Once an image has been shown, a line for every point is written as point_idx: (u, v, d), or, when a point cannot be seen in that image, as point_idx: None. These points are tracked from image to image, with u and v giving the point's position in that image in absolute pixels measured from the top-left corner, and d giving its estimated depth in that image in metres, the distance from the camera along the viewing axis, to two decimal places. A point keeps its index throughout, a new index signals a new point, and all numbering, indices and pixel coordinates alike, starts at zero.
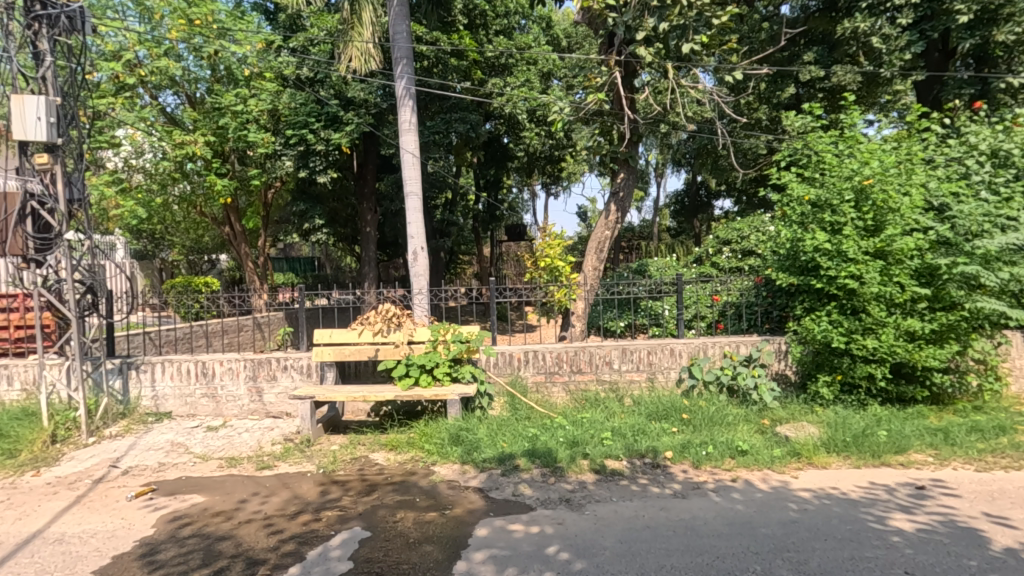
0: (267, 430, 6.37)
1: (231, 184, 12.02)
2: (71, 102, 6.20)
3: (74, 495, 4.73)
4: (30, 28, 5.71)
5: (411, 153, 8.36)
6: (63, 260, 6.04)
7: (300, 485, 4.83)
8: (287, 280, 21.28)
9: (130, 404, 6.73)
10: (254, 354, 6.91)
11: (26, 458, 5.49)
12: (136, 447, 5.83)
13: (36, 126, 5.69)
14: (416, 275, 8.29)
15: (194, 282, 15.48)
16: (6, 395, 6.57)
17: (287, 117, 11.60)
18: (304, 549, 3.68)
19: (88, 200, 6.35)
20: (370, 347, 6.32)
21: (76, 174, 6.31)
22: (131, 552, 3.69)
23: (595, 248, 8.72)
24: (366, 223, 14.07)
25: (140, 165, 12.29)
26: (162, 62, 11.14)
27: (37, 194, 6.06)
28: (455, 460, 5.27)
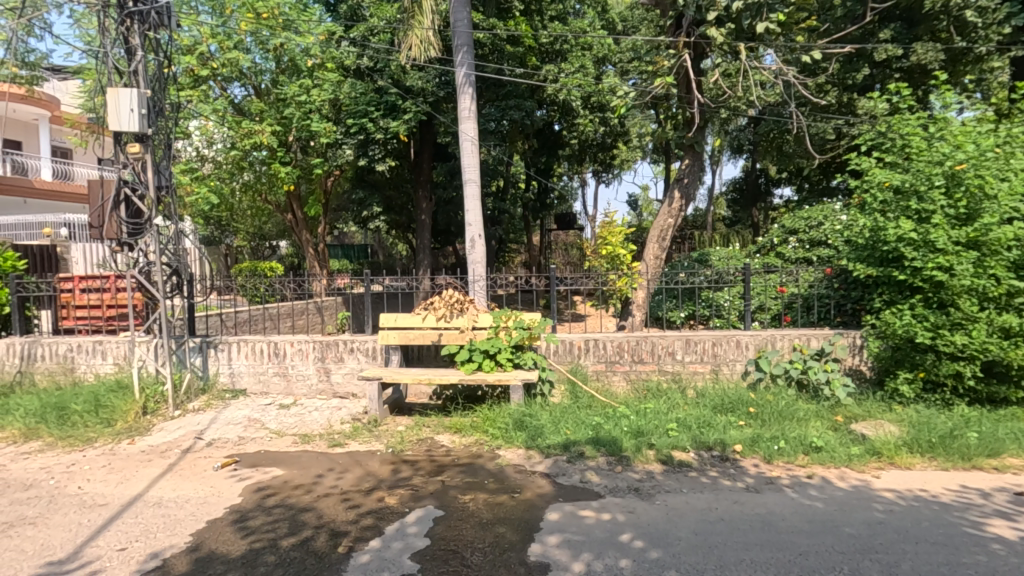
0: (335, 409, 6.61)
1: (295, 173, 12.38)
2: (158, 95, 6.56)
3: (167, 463, 5.07)
4: (123, 24, 6.09)
5: (470, 140, 8.37)
6: (152, 243, 6.48)
7: (371, 463, 5.00)
8: (343, 266, 21.87)
9: (209, 380, 7.08)
10: (323, 336, 7.17)
11: (122, 427, 5.91)
12: (217, 421, 6.17)
13: (129, 117, 6.09)
14: (473, 262, 8.37)
15: (259, 267, 16.14)
16: (101, 368, 7.09)
17: (348, 107, 11.85)
18: (383, 524, 3.82)
19: (174, 187, 6.73)
20: (434, 332, 6.44)
21: (163, 162, 6.71)
22: (224, 518, 3.92)
23: (656, 236, 8.57)
24: (421, 211, 14.24)
25: (212, 155, 12.88)
26: (232, 54, 11.60)
27: (129, 180, 6.43)
28: (520, 445, 5.32)
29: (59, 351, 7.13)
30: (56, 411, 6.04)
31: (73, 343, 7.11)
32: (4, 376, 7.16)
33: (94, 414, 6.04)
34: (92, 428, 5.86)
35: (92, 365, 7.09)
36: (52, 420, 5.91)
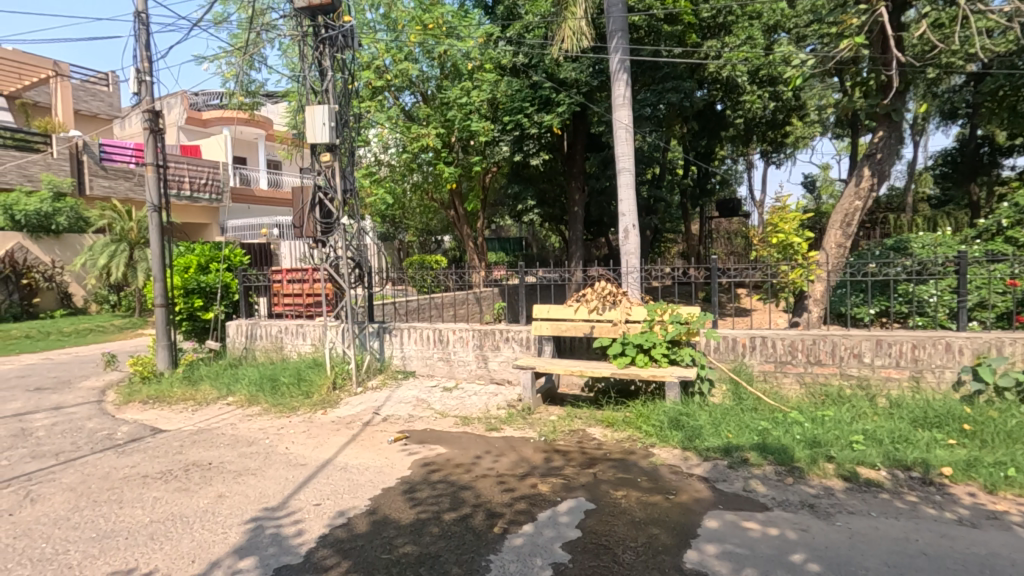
0: (492, 395, 6.94)
1: (457, 171, 13.17)
2: (345, 109, 7.42)
3: (351, 433, 5.77)
4: (318, 50, 7.06)
5: (625, 127, 8.11)
6: (340, 240, 7.38)
7: (525, 449, 5.17)
8: (499, 259, 22.85)
9: (385, 361, 7.89)
10: (481, 325, 7.56)
11: (317, 399, 6.87)
12: (391, 399, 6.87)
13: (322, 129, 6.99)
14: (627, 253, 8.16)
15: (426, 260, 17.55)
16: (302, 347, 8.31)
17: (505, 106, 12.29)
18: (536, 510, 3.92)
19: (357, 190, 7.59)
20: (586, 324, 6.42)
21: (348, 168, 7.60)
22: (396, 487, 4.35)
23: (840, 221, 7.54)
24: (574, 203, 14.29)
25: (387, 159, 14.30)
26: (403, 65, 12.69)
27: (323, 186, 7.42)
28: (675, 445, 5.08)
29: (272, 332, 8.52)
30: (270, 381, 7.22)
31: (283, 325, 8.44)
32: (235, 350, 8.77)
33: (297, 387, 7.11)
34: (296, 398, 6.91)
35: (296, 344, 8.35)
36: (267, 389, 7.07)
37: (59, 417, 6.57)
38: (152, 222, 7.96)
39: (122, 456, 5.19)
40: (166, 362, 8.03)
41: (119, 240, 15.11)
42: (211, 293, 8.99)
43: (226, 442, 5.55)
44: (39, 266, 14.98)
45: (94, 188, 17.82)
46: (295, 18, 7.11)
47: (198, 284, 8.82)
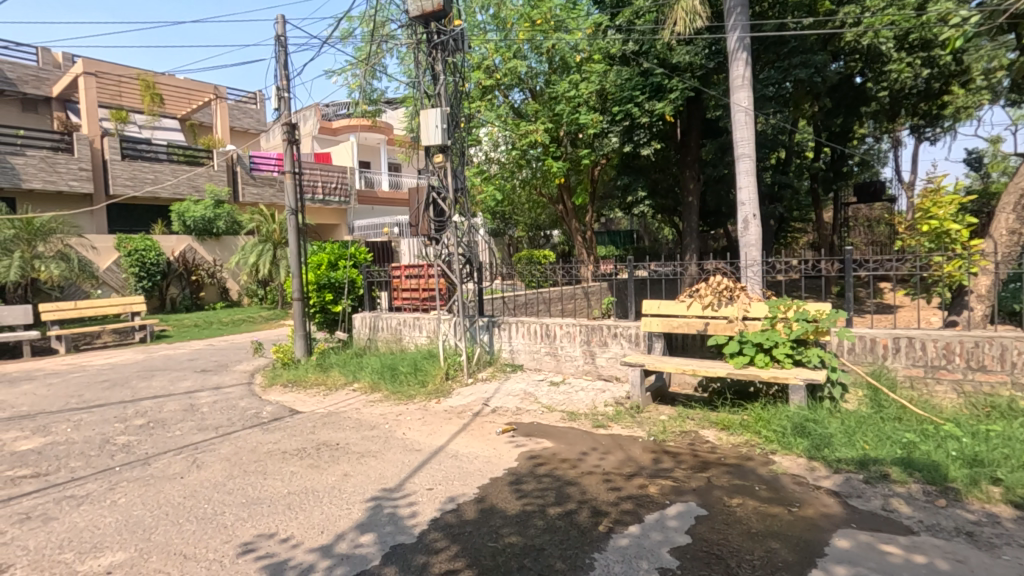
0: (600, 391, 6.86)
1: (566, 165, 13.13)
2: (456, 110, 7.69)
3: (462, 423, 6.01)
4: (431, 55, 7.38)
5: (744, 110, 7.52)
6: (451, 238, 7.68)
7: (633, 448, 5.04)
8: (609, 253, 22.47)
9: (494, 354, 8.10)
10: (588, 320, 7.49)
11: (431, 388, 7.24)
12: (500, 391, 7.04)
13: (434, 132, 7.32)
14: (746, 245, 7.62)
15: (535, 255, 17.71)
16: (419, 339, 8.80)
17: (614, 95, 11.83)
18: (643, 512, 3.81)
19: (468, 189, 7.85)
20: (700, 321, 6.11)
21: (459, 167, 7.88)
22: (503, 478, 4.46)
23: (1015, 203, 6.39)
24: (688, 193, 13.59)
25: (497, 156, 14.63)
26: (512, 63, 12.90)
27: (436, 186, 7.76)
28: (800, 453, 4.67)
29: (392, 324, 9.11)
30: (389, 370, 7.73)
31: (401, 318, 8.99)
32: (360, 340, 9.51)
33: (413, 376, 7.54)
34: (412, 387, 7.34)
35: (413, 336, 8.86)
36: (387, 377, 7.58)
37: (218, 396, 7.57)
38: (291, 225, 8.86)
39: (267, 432, 5.87)
40: (303, 350, 8.93)
41: (266, 240, 17.04)
42: (340, 288, 9.83)
43: (352, 425, 6.04)
44: (204, 264, 17.35)
45: (246, 195, 20.24)
46: (411, 27, 7.48)
47: (328, 279, 9.69)
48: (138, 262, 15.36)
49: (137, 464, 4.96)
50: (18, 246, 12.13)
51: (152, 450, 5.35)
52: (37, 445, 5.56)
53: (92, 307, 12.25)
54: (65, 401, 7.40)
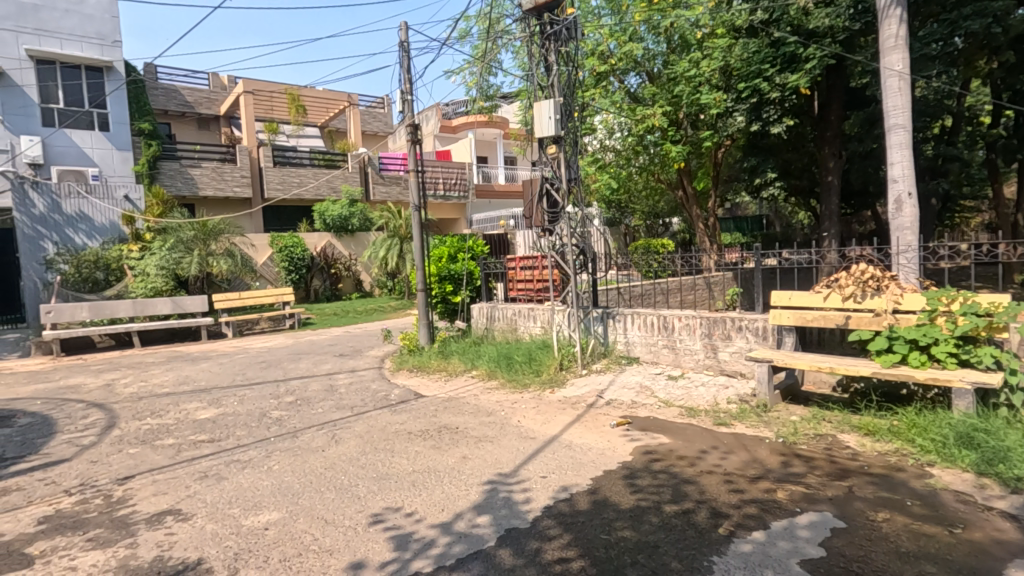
0: (723, 387, 6.48)
1: (685, 149, 12.40)
2: (570, 100, 7.64)
3: (576, 414, 6.01)
4: (544, 47, 7.40)
5: (898, 74, 6.60)
6: (565, 228, 7.67)
7: (759, 449, 4.71)
8: (735, 240, 21.03)
9: (609, 346, 7.98)
10: (710, 312, 7.11)
11: (546, 378, 7.34)
12: (615, 383, 6.93)
13: (548, 122, 7.35)
14: (898, 228, 6.73)
15: (652, 244, 17.02)
16: (534, 329, 8.94)
17: (740, 70, 11.02)
18: (768, 518, 3.56)
19: (581, 178, 7.78)
20: (839, 314, 5.54)
21: (572, 157, 7.84)
22: (617, 471, 4.40)
23: None
24: (827, 172, 12.27)
25: (613, 144, 14.28)
26: (628, 47, 12.44)
27: (549, 177, 7.81)
28: (965, 467, 4.05)
29: (508, 314, 9.35)
30: (505, 359, 7.94)
31: (517, 308, 9.19)
32: (478, 329, 9.87)
33: (528, 365, 7.69)
34: (528, 375, 7.49)
35: (528, 326, 9.02)
36: (503, 365, 7.79)
37: (353, 378, 8.32)
38: (415, 220, 9.44)
39: (395, 413, 6.34)
40: (426, 338, 9.50)
41: (393, 235, 18.29)
42: (459, 279, 10.29)
43: (470, 411, 6.32)
44: (341, 258, 19.08)
45: (376, 194, 21.89)
46: (524, 20, 7.54)
47: (448, 271, 10.20)
48: (288, 257, 17.32)
49: (288, 436, 5.62)
50: (196, 245, 14.32)
51: (299, 424, 6.03)
52: (212, 414, 6.53)
53: (252, 297, 14.05)
54: (233, 378, 8.59)
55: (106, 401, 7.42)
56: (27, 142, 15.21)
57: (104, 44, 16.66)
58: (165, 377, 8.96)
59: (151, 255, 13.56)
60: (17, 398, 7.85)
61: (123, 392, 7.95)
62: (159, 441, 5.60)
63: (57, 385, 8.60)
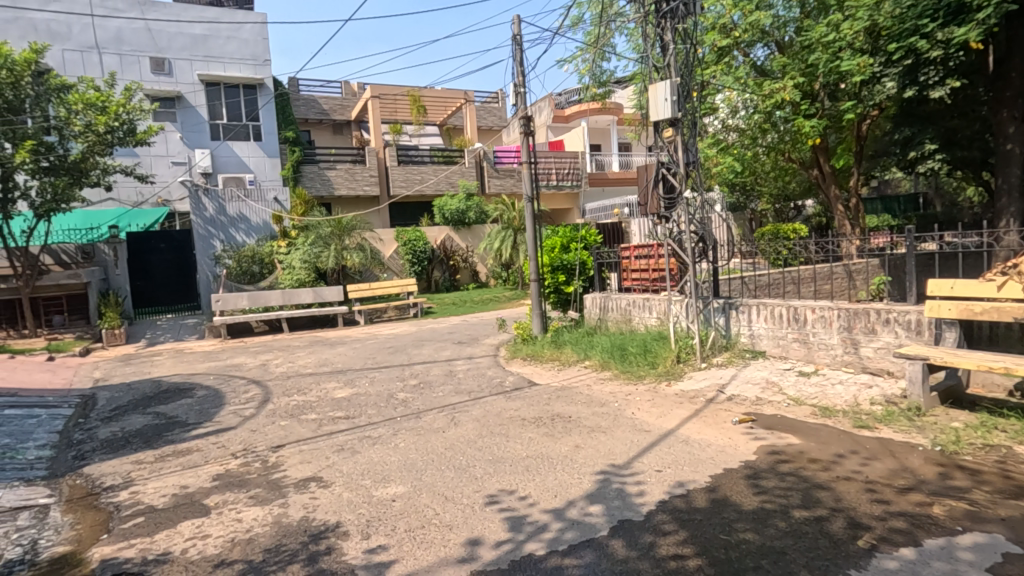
0: (865, 386, 5.83)
1: (822, 123, 10.99)
2: (687, 79, 7.29)
3: (694, 408, 5.77)
4: (660, 26, 7.08)
5: None
6: (683, 215, 7.33)
7: (909, 457, 4.18)
8: (883, 223, 18.63)
9: (731, 339, 7.52)
10: (850, 303, 6.42)
11: (662, 370, 7.11)
12: (738, 378, 6.53)
13: (664, 105, 7.05)
14: None
15: (782, 230, 15.28)
16: (649, 320, 8.68)
17: (890, 29, 9.81)
18: (920, 534, 3.16)
19: (700, 162, 7.39)
20: (1018, 306, 4.74)
21: (691, 140, 7.46)
22: (739, 471, 4.15)
23: None
24: (1006, 139, 10.46)
25: (736, 123, 13.14)
26: (754, 16, 11.22)
27: (666, 162, 7.50)
28: None
29: (622, 305, 9.18)
30: (619, 350, 7.80)
31: (631, 299, 8.99)
32: (591, 319, 9.82)
33: (643, 357, 7.50)
34: (643, 367, 7.30)
35: (644, 317, 8.78)
36: (617, 356, 7.67)
37: (471, 364, 8.70)
38: (528, 211, 9.56)
39: (510, 400, 6.53)
40: (539, 327, 9.63)
41: (507, 227, 18.71)
42: (572, 270, 10.30)
43: (583, 400, 6.32)
44: (459, 250, 19.92)
45: (491, 187, 22.52)
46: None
47: (561, 262, 10.23)
48: (411, 250, 18.47)
49: (412, 416, 6.03)
50: (333, 240, 15.59)
51: (422, 406, 6.43)
52: (347, 394, 7.20)
53: (381, 287, 15.22)
54: (365, 361, 9.38)
55: (263, 379, 8.49)
56: (201, 154, 17.88)
57: (257, 64, 18.95)
58: (309, 359, 10.02)
59: (296, 250, 15.21)
60: (197, 374, 9.25)
61: (276, 371, 9.04)
62: (305, 415, 6.30)
63: (225, 364, 9.99)
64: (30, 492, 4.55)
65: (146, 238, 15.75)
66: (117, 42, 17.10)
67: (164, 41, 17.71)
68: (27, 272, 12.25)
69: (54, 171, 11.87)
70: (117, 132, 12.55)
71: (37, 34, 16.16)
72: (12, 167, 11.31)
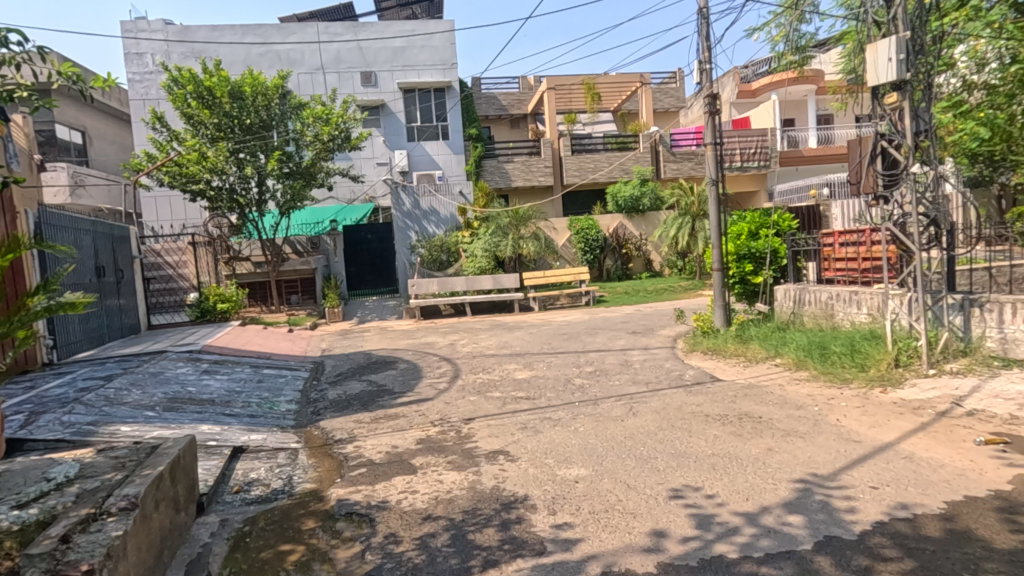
0: None
1: None
2: (919, 32, 6.21)
3: (920, 421, 4.93)
4: None
5: None
6: (909, 194, 6.24)
7: None
8: None
9: (972, 343, 6.24)
10: None
11: (873, 374, 6.20)
12: (982, 390, 5.39)
13: (888, 66, 6.04)
14: None
15: None
16: (857, 316, 7.61)
17: None
18: None
19: (934, 129, 6.20)
20: None
21: (923, 104, 6.30)
22: (987, 501, 3.46)
23: None
24: None
25: (984, 78, 10.44)
26: None
27: (885, 132, 6.44)
28: None
29: (822, 299, 8.23)
30: (819, 349, 6.96)
31: (834, 292, 7.99)
32: (784, 314, 8.98)
33: (850, 358, 6.60)
34: (849, 369, 6.43)
35: (851, 313, 7.72)
36: (816, 355, 6.85)
37: (647, 355, 8.54)
38: (710, 195, 8.97)
39: (690, 394, 6.28)
40: (722, 320, 9.04)
41: (684, 213, 17.81)
42: (761, 259, 9.46)
43: (775, 401, 5.79)
44: (632, 238, 19.49)
45: (667, 171, 21.64)
46: None
47: (749, 250, 9.40)
48: (584, 239, 18.63)
49: (590, 403, 6.14)
50: (511, 229, 16.38)
51: (600, 393, 6.49)
52: (527, 376, 7.58)
53: (555, 275, 15.71)
54: (542, 346, 9.77)
55: (453, 356, 9.36)
56: (399, 156, 20.04)
57: (446, 67, 20.65)
58: (491, 341, 10.73)
59: (477, 239, 16.29)
60: (398, 349, 10.55)
61: (463, 350, 9.88)
62: (490, 393, 6.78)
63: (420, 342, 11.19)
64: (285, 437, 5.65)
65: (357, 230, 18.28)
66: (336, 62, 19.96)
67: (372, 56, 20.21)
68: (274, 259, 15.07)
69: (293, 176, 14.34)
70: (336, 140, 14.66)
71: (280, 62, 19.61)
72: (265, 174, 13.94)
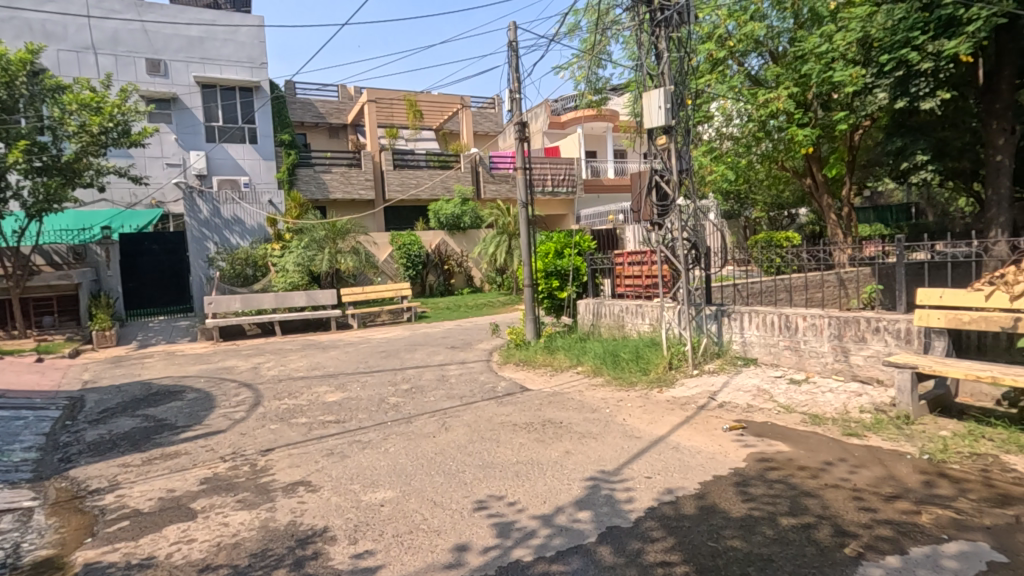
0: (854, 395, 5.84)
1: (815, 133, 10.46)
2: (681, 89, 7.39)
3: (686, 415, 5.78)
4: (654, 34, 7.25)
5: None
6: (676, 222, 7.38)
7: (896, 466, 4.19)
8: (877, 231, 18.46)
9: (723, 346, 7.55)
10: (839, 311, 6.50)
11: (653, 377, 7.13)
12: (729, 385, 6.54)
13: (658, 113, 7.09)
14: None
15: (776, 239, 14.51)
16: (641, 326, 8.72)
17: (882, 41, 8.98)
18: (906, 542, 3.16)
19: (693, 169, 7.43)
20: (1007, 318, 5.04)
21: (684, 147, 7.50)
22: (728, 477, 4.17)
23: None
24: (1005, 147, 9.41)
25: (731, 131, 12.82)
26: (749, 27, 10.69)
27: (659, 169, 7.57)
28: None
29: (615, 311, 9.26)
30: (612, 356, 7.79)
31: (624, 305, 9.05)
32: (584, 325, 9.90)
33: (635, 363, 7.49)
34: (635, 373, 7.30)
35: (636, 323, 8.82)
36: (609, 362, 7.65)
37: (464, 369, 8.72)
38: (522, 216, 9.56)
39: (501, 405, 6.54)
40: (532, 333, 9.63)
41: (502, 232, 18.75)
42: (565, 275, 10.33)
43: (575, 406, 6.31)
44: (454, 255, 19.86)
45: (487, 192, 22.61)
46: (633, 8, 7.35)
47: (555, 267, 10.22)
48: (406, 254, 18.44)
49: (403, 421, 6.03)
50: (327, 243, 15.53)
51: (414, 411, 6.41)
52: (338, 398, 7.18)
53: (374, 291, 15.24)
54: (357, 365, 9.37)
55: (254, 381, 8.47)
56: (195, 157, 17.76)
57: (254, 66, 18.94)
58: (301, 362, 9.96)
59: (289, 253, 15.11)
60: (188, 376, 9.22)
61: (268, 374, 9.01)
62: (296, 419, 6.27)
63: (216, 367, 9.93)
64: (15, 495, 4.52)
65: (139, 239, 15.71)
66: (112, 42, 17.06)
67: (160, 42, 17.69)
68: (16, 273, 12.16)
69: (47, 171, 11.79)
70: (111, 133, 12.46)
71: (32, 33, 16.13)
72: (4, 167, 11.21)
